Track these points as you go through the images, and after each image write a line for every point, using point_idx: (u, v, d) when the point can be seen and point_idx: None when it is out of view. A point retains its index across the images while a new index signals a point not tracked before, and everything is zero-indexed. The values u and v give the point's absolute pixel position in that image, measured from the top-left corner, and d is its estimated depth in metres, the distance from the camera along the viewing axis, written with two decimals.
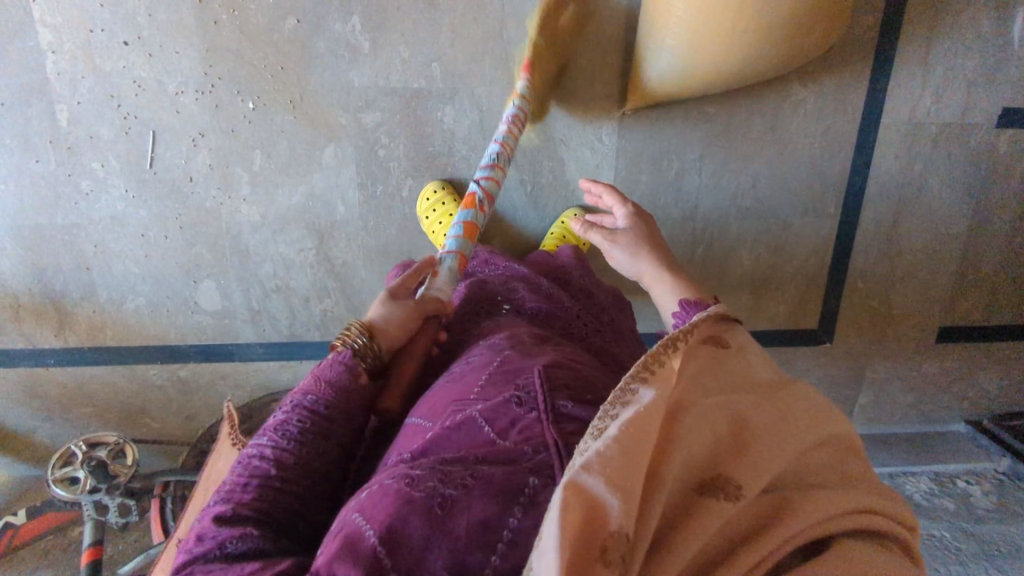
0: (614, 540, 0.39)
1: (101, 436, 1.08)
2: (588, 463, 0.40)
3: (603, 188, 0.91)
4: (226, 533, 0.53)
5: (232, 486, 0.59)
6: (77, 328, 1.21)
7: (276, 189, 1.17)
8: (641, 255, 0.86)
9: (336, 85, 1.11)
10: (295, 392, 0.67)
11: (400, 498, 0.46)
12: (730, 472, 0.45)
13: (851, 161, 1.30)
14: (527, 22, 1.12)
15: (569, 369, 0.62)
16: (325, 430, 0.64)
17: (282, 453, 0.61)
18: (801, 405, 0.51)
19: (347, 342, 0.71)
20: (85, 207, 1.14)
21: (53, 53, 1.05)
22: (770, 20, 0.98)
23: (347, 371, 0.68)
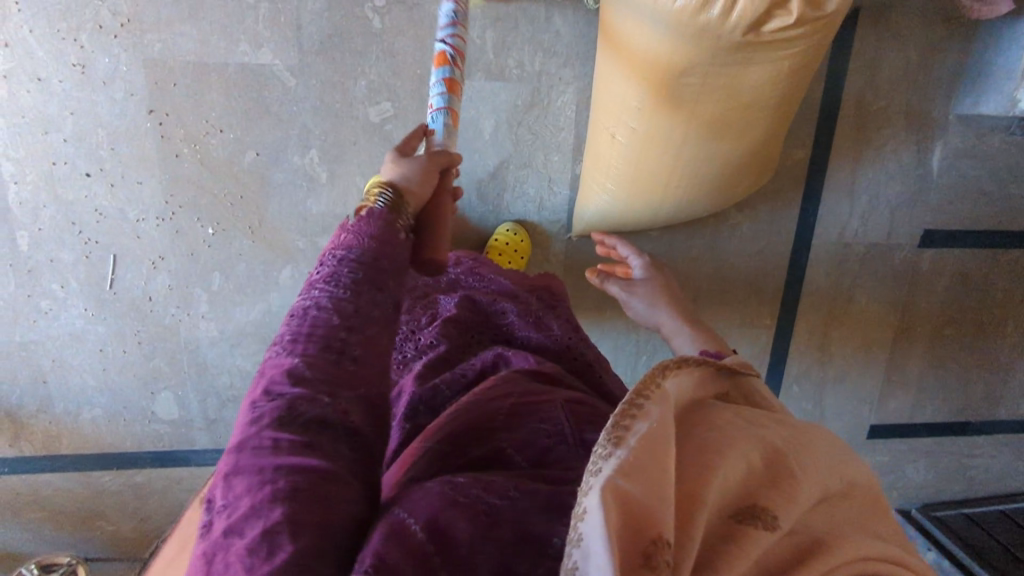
0: (658, 546, 0.36)
1: (55, 558, 1.12)
2: (623, 468, 0.38)
3: (617, 242, 1.05)
4: (298, 392, 0.45)
5: (292, 337, 0.49)
6: (32, 438, 1.23)
7: (234, 308, 1.20)
8: (658, 307, 0.99)
9: (294, 213, 1.16)
10: (335, 245, 0.54)
11: (439, 498, 0.43)
12: (768, 502, 0.41)
13: (785, 277, 1.38)
14: (478, 156, 1.18)
15: (586, 409, 0.64)
16: (379, 281, 0.53)
17: (341, 303, 0.50)
18: (824, 441, 0.48)
19: (375, 201, 0.59)
20: (44, 325, 1.16)
21: (16, 184, 1.08)
22: (696, 187, 1.06)
23: (385, 225, 0.56)
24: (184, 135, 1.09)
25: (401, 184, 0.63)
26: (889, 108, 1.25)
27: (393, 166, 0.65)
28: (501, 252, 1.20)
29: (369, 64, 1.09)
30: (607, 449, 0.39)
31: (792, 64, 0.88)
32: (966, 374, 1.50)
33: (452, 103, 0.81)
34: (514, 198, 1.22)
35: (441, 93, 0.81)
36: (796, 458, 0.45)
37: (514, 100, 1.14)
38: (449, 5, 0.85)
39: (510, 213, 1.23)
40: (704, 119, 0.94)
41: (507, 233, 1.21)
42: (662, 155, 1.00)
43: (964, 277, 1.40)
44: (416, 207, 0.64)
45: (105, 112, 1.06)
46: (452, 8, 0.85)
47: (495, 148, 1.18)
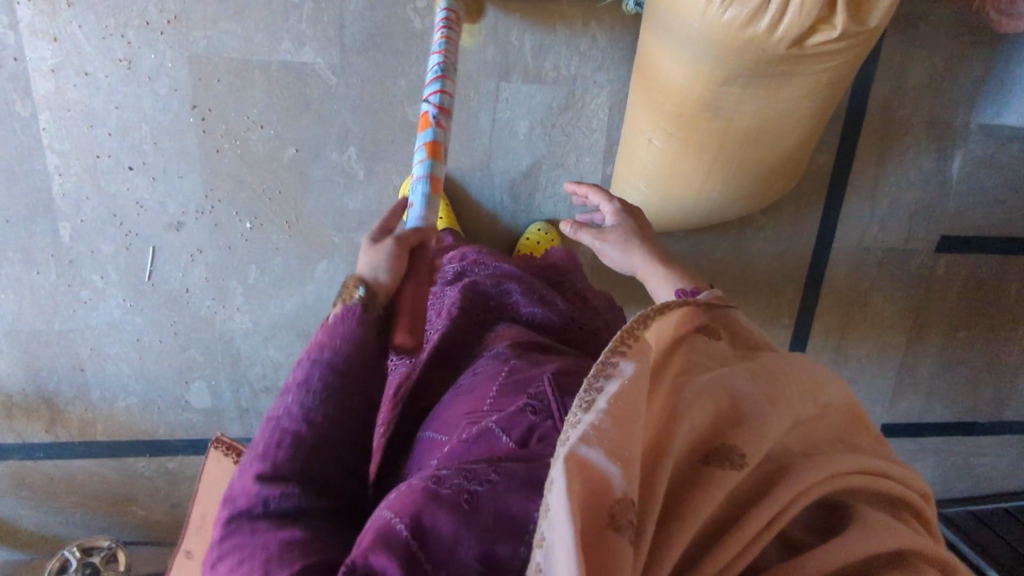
0: (621, 507, 0.38)
1: (95, 540, 1.13)
2: (586, 436, 0.40)
3: (589, 187, 0.88)
4: (269, 490, 0.50)
5: (264, 446, 0.53)
6: (68, 424, 1.26)
7: (270, 300, 1.22)
8: (633, 250, 0.83)
9: (330, 209, 1.18)
10: (308, 347, 0.57)
11: (425, 495, 0.47)
12: (721, 440, 0.44)
13: (805, 278, 1.41)
14: (512, 156, 1.20)
15: (576, 377, 0.65)
16: (349, 401, 0.55)
17: (310, 412, 0.54)
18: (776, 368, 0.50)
19: (348, 299, 0.58)
20: (83, 314, 1.18)
21: (61, 175, 1.09)
22: (731, 191, 1.08)
23: (361, 326, 0.57)
24: (225, 131, 1.11)
25: (372, 282, 0.60)
26: (914, 115, 1.28)
27: (364, 256, 0.62)
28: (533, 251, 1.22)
29: (409, 63, 1.11)
30: (579, 415, 0.41)
31: (831, 74, 0.90)
32: (976, 375, 1.53)
33: (434, 167, 0.76)
34: (545, 198, 1.24)
35: (425, 159, 0.76)
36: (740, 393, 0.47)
37: (549, 102, 1.17)
38: (437, 68, 0.86)
39: (540, 212, 1.25)
40: (738, 130, 0.97)
41: (539, 232, 1.23)
42: (697, 161, 1.03)
43: (978, 281, 1.43)
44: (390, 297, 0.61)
45: (148, 106, 1.07)
46: (440, 71, 0.85)
47: (529, 148, 1.20)
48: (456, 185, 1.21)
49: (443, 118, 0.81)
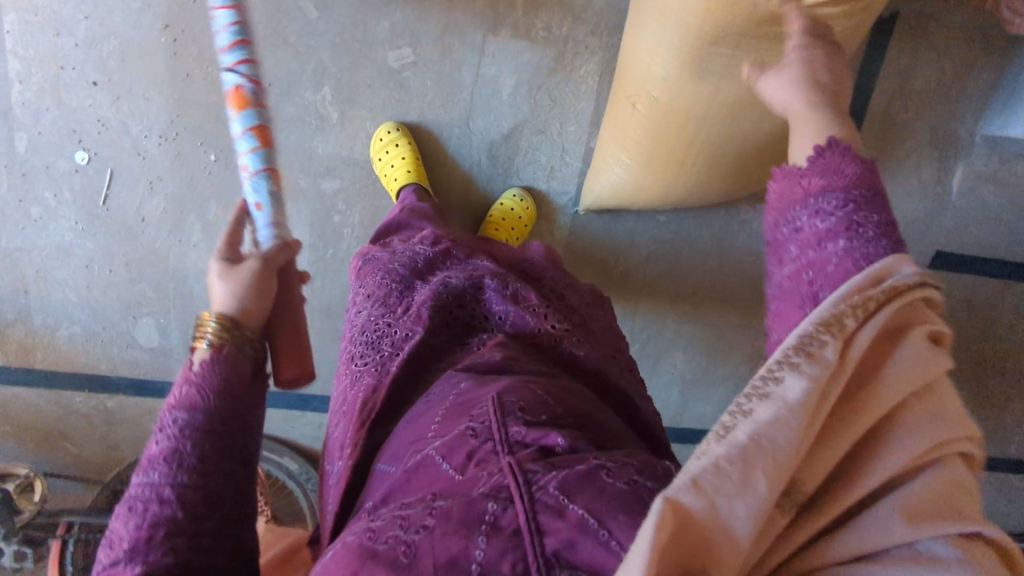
0: (713, 572, 0.33)
1: (13, 468, 1.07)
2: (698, 478, 0.32)
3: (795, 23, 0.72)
4: (143, 552, 0.52)
5: (140, 495, 0.55)
6: (7, 347, 1.21)
7: (228, 241, 1.18)
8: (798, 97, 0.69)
9: (300, 150, 1.14)
10: (170, 408, 0.58)
11: (362, 554, 0.49)
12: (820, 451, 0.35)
13: None
14: (494, 116, 1.15)
15: (522, 390, 0.62)
16: (219, 443, 0.58)
17: (177, 489, 0.55)
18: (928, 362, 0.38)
19: (204, 335, 0.60)
20: (33, 233, 1.14)
21: (21, 83, 1.06)
22: (720, 165, 1.02)
23: (219, 359, 0.59)
24: (197, 55, 1.06)
25: (232, 312, 0.63)
26: (916, 120, 1.23)
27: (220, 282, 0.63)
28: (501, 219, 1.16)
29: (394, 6, 1.07)
30: (709, 444, 0.34)
31: None
32: (962, 405, 1.46)
33: (268, 160, 0.75)
34: (524, 164, 1.19)
35: (252, 148, 0.75)
36: (880, 402, 0.36)
37: (537, 63, 1.12)
38: (226, 20, 0.77)
39: (519, 179, 1.20)
40: (730, 96, 0.91)
41: (514, 198, 1.18)
42: (684, 130, 0.97)
43: (971, 305, 1.36)
44: (257, 317, 0.64)
45: (119, 19, 1.03)
46: (232, 21, 0.77)
47: (512, 110, 1.15)
48: (433, 140, 1.16)
49: (256, 90, 0.77)
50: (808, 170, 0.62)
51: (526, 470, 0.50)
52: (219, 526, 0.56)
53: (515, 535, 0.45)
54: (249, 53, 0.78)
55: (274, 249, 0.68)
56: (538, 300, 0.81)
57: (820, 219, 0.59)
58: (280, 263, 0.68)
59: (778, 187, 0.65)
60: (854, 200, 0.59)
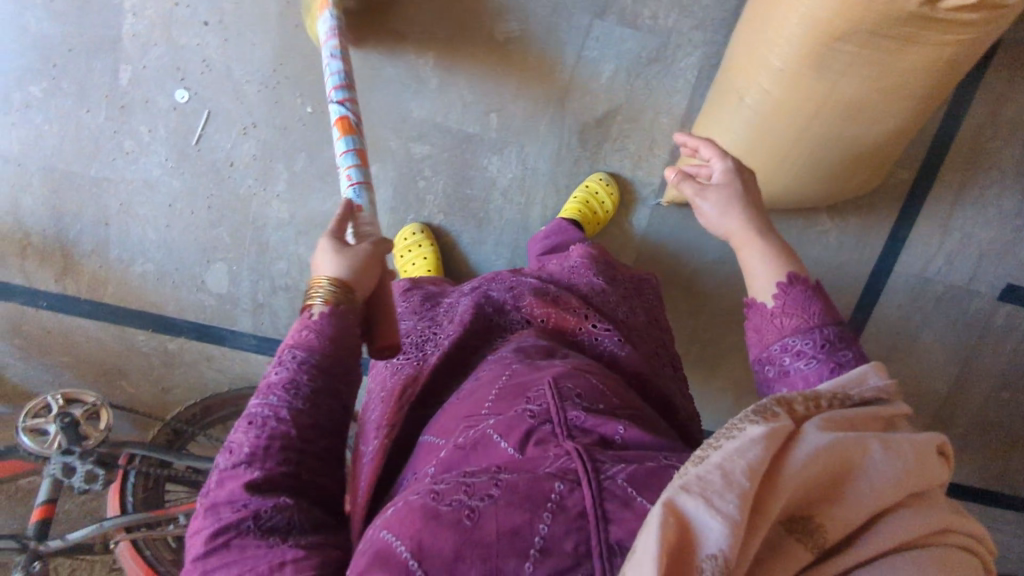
0: (710, 562, 0.38)
1: (82, 394, 1.07)
2: (684, 486, 0.41)
3: (701, 139, 0.80)
4: (260, 502, 0.56)
5: (251, 449, 0.58)
6: (79, 278, 1.21)
7: (311, 195, 1.18)
8: (733, 212, 0.75)
9: (395, 112, 1.14)
10: (294, 344, 0.63)
11: (426, 514, 0.49)
12: (826, 516, 0.42)
13: (856, 297, 1.34)
14: (589, 99, 1.15)
15: (580, 379, 0.64)
16: (337, 389, 0.63)
17: (297, 415, 0.60)
18: (922, 460, 0.45)
19: (317, 297, 0.66)
20: (122, 165, 1.14)
21: (134, 16, 1.07)
22: (822, 162, 1.02)
23: (331, 322, 0.65)
24: None
25: (346, 280, 0.69)
26: (1004, 149, 1.23)
27: (335, 253, 0.70)
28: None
29: None
30: (703, 455, 0.43)
31: (954, 50, 0.85)
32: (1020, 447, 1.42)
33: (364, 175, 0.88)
34: (612, 151, 1.19)
35: (352, 163, 0.88)
36: (874, 473, 0.43)
37: (639, 50, 1.13)
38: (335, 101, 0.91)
39: (605, 166, 1.20)
40: (846, 96, 0.92)
41: (600, 181, 1.18)
42: (791, 126, 0.97)
43: None
44: (362, 292, 0.70)
45: None
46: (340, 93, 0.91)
47: (608, 94, 1.15)
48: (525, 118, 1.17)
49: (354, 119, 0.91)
50: (778, 309, 0.68)
51: (595, 458, 0.52)
52: (319, 466, 0.61)
53: (579, 517, 0.48)
54: (349, 91, 0.93)
55: (380, 240, 0.75)
56: (576, 303, 0.87)
57: (803, 361, 0.64)
58: (385, 257, 0.74)
59: (755, 323, 0.70)
60: (827, 338, 0.65)
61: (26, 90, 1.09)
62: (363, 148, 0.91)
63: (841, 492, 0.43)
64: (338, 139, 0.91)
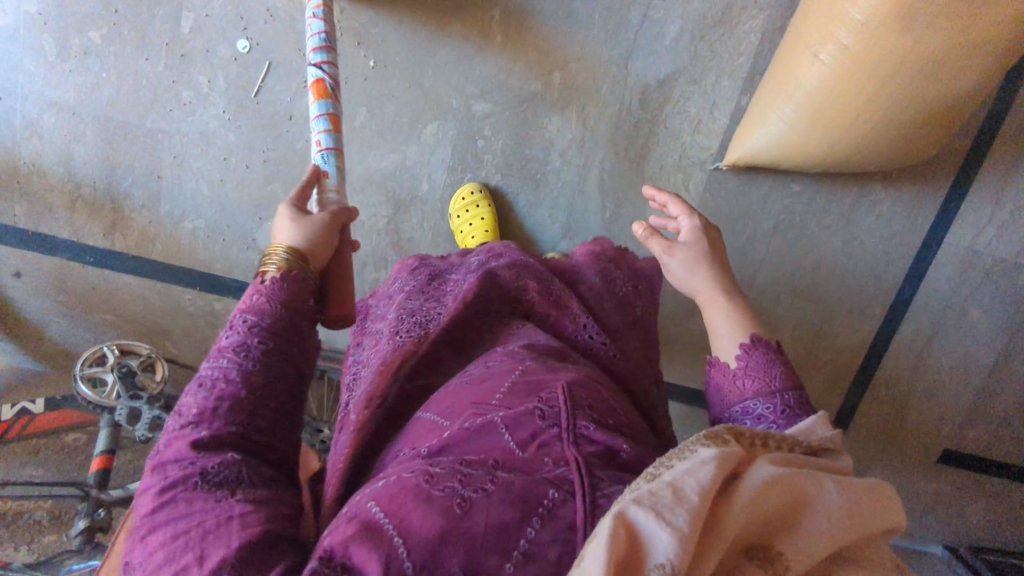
0: (658, 572, 0.36)
1: (135, 345, 1.03)
2: (640, 495, 0.39)
3: (669, 195, 0.86)
4: (207, 460, 0.50)
5: (199, 411, 0.53)
6: (128, 234, 1.18)
7: (371, 152, 1.17)
8: (698, 270, 0.81)
9: (462, 70, 1.14)
10: (245, 308, 0.60)
11: (416, 495, 0.45)
12: (781, 549, 0.40)
13: (906, 269, 1.32)
14: (652, 59, 1.15)
15: (588, 390, 0.60)
16: (286, 350, 0.59)
17: (247, 373, 0.55)
18: (879, 506, 0.42)
19: (270, 265, 0.64)
20: (179, 117, 1.12)
21: None
22: (897, 118, 1.01)
23: (287, 289, 0.62)
24: None
25: (301, 249, 0.68)
26: None
27: (289, 224, 0.70)
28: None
29: None
30: (640, 483, 0.41)
31: None
32: None
33: (333, 140, 0.89)
34: (673, 113, 1.18)
35: (322, 128, 0.91)
36: (823, 511, 0.40)
37: (705, 11, 1.13)
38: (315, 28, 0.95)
39: (665, 129, 1.19)
40: (929, 49, 0.91)
41: None
42: (869, 80, 0.97)
43: None
44: (314, 265, 0.69)
45: None
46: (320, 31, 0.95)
47: (671, 55, 1.15)
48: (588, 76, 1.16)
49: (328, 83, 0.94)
50: (740, 370, 0.71)
51: (593, 473, 0.49)
52: (274, 424, 0.56)
53: (571, 528, 0.44)
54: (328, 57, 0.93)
55: (341, 210, 0.75)
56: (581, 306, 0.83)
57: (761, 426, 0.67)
58: (344, 220, 0.75)
59: (716, 381, 0.73)
60: (787, 403, 0.67)
61: (86, 37, 1.07)
62: (337, 116, 0.93)
63: (794, 525, 0.41)
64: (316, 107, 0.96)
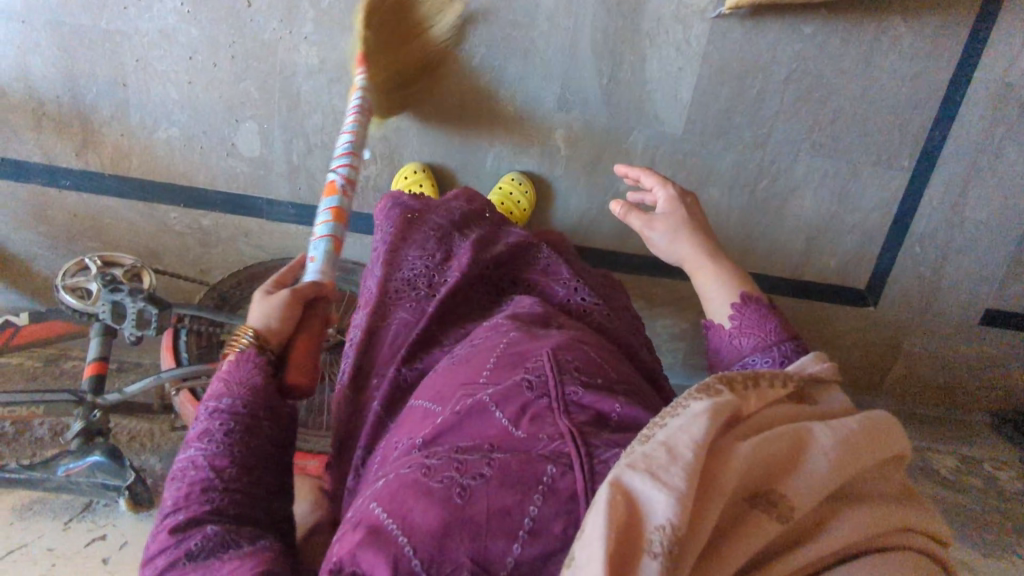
0: (658, 534, 0.37)
1: (120, 258, 0.98)
2: (633, 462, 0.40)
3: (640, 172, 0.87)
4: (190, 538, 0.54)
5: (176, 500, 0.57)
6: (100, 152, 1.12)
7: (343, 36, 1.07)
8: (680, 240, 0.82)
9: None
10: (208, 397, 0.65)
11: (417, 490, 0.47)
12: (787, 491, 0.41)
13: (936, 112, 1.21)
14: None
15: (577, 354, 0.61)
16: (253, 426, 0.63)
17: (215, 457, 0.60)
18: (878, 432, 0.45)
19: (237, 345, 0.69)
20: (134, 16, 1.04)
21: None
22: None
23: (254, 368, 0.67)
24: None
25: (265, 330, 0.71)
26: None
27: (257, 307, 0.73)
28: (505, 199, 1.20)
29: None
30: (634, 447, 0.42)
31: None
32: None
33: (337, 231, 0.91)
34: None
35: (327, 222, 0.92)
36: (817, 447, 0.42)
37: None
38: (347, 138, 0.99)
39: None
40: None
41: (512, 182, 1.22)
42: None
43: None
44: (282, 339, 0.72)
45: None
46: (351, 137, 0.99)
47: None
48: None
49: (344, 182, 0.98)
50: (736, 329, 0.73)
51: (588, 441, 0.49)
52: (251, 494, 0.59)
53: (571, 499, 0.46)
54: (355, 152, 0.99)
55: (303, 285, 0.76)
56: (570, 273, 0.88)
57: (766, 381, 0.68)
58: (306, 294, 0.75)
59: (715, 342, 0.75)
60: (784, 354, 0.68)
61: None
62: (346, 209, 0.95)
63: (794, 465, 0.42)
64: (324, 204, 0.95)
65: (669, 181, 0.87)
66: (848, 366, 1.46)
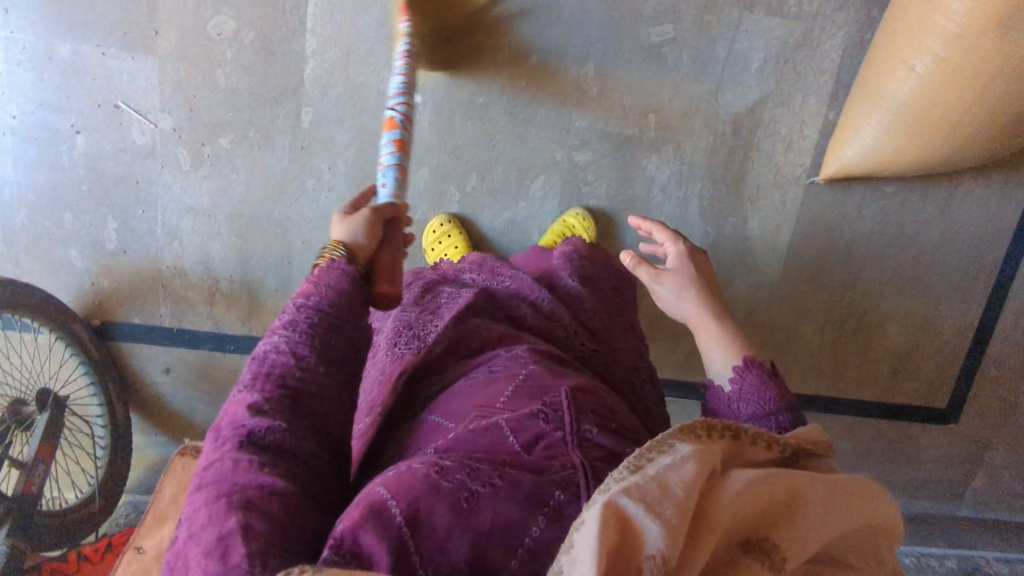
0: (651, 562, 0.40)
1: None
2: (629, 487, 0.42)
3: (651, 224, 0.86)
4: (256, 423, 0.54)
5: (252, 379, 0.57)
6: (263, 319, 1.25)
7: (483, 212, 1.26)
8: (688, 296, 0.82)
9: (560, 123, 1.21)
10: (297, 294, 0.63)
11: (424, 483, 0.48)
12: (779, 541, 0.45)
13: (1005, 251, 1.33)
14: (742, 88, 1.20)
15: (594, 398, 0.63)
16: (337, 328, 0.62)
17: (299, 347, 0.59)
18: (866, 492, 0.48)
19: (330, 257, 0.66)
20: (304, 204, 1.18)
21: (314, 59, 1.10)
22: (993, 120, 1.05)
23: (345, 278, 0.64)
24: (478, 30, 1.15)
25: (352, 245, 0.69)
26: None
27: (341, 227, 0.71)
28: None
29: None
30: (623, 474, 0.44)
31: None
32: None
33: (401, 159, 0.90)
34: (764, 136, 1.23)
35: (393, 151, 0.90)
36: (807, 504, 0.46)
37: (788, 37, 1.17)
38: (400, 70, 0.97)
39: (758, 151, 1.24)
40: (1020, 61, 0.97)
41: None
42: (962, 92, 1.02)
43: None
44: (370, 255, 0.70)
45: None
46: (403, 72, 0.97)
47: (758, 82, 1.20)
48: (681, 115, 1.21)
49: (406, 115, 0.95)
50: (736, 395, 0.73)
51: (599, 476, 0.52)
52: (321, 390, 0.58)
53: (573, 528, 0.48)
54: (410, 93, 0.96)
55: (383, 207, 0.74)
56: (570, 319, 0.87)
57: None
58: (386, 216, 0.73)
59: (711, 404, 0.76)
60: (781, 425, 0.69)
61: (216, 143, 1.13)
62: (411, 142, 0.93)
63: (782, 519, 0.45)
64: (386, 137, 0.93)
65: (680, 237, 0.86)
66: (937, 481, 1.50)
